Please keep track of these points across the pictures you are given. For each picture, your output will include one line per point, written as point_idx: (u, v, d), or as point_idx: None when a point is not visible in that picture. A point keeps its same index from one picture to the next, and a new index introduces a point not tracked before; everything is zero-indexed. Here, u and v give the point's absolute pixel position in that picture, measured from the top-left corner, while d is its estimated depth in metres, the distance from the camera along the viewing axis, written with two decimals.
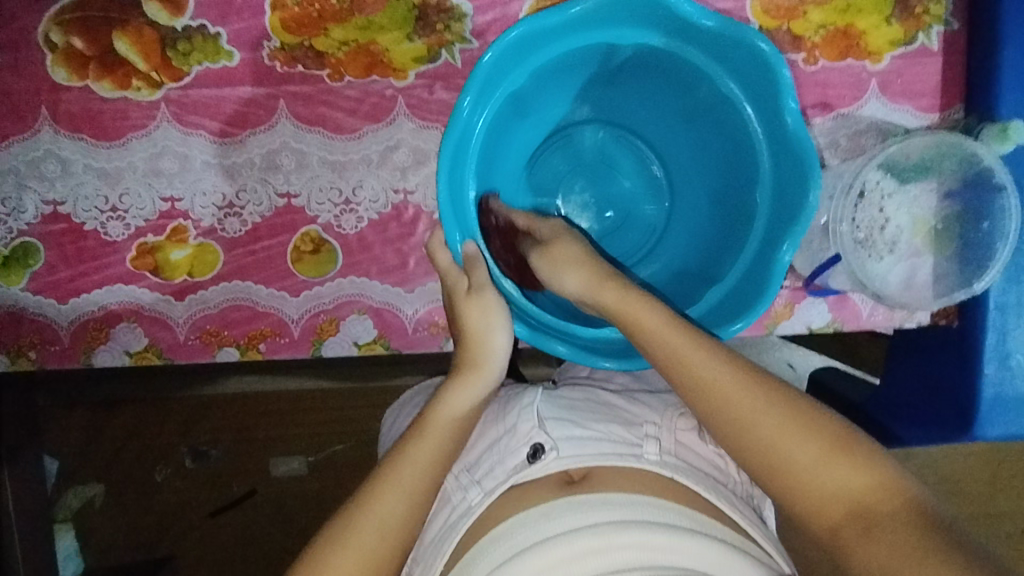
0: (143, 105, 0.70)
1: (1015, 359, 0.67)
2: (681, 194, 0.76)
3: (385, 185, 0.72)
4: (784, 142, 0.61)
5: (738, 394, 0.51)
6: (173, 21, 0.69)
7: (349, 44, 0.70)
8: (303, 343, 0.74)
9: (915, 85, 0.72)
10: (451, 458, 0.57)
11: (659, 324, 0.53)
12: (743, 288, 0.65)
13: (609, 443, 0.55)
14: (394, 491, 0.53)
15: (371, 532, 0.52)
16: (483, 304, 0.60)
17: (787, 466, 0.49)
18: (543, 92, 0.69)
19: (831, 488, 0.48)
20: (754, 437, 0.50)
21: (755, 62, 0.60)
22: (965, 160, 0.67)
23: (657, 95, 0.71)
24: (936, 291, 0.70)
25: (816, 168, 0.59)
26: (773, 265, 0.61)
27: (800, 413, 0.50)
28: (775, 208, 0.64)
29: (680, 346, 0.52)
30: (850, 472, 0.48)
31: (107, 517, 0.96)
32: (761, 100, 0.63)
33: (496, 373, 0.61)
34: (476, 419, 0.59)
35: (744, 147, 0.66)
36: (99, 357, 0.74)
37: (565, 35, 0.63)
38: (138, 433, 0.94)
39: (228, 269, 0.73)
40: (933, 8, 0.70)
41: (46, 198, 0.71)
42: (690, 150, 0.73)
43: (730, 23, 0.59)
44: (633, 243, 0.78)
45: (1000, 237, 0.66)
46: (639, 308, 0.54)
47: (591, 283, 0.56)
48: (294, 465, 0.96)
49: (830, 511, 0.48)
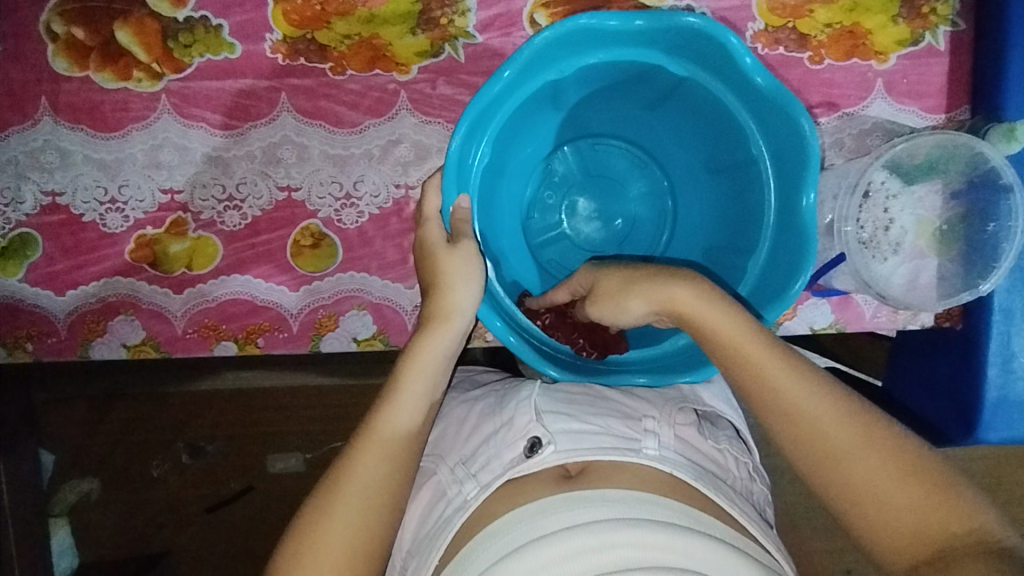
0: (143, 96, 0.69)
1: (1018, 363, 0.66)
2: (678, 167, 0.77)
3: (386, 181, 0.72)
4: (760, 99, 0.61)
5: (830, 418, 0.49)
6: (175, 12, 0.68)
7: (351, 38, 0.69)
8: (302, 337, 0.74)
9: (921, 85, 0.71)
10: (422, 420, 0.56)
11: (735, 335, 0.52)
12: (780, 255, 0.64)
13: (608, 437, 0.54)
14: (376, 452, 0.53)
15: (357, 495, 0.51)
16: (461, 253, 0.60)
17: (855, 484, 0.48)
18: (526, 123, 0.70)
19: (903, 512, 0.46)
20: (825, 446, 0.48)
21: (697, 38, 0.60)
22: (972, 161, 0.66)
23: (620, 93, 0.71)
24: (941, 292, 0.69)
25: (803, 114, 0.58)
26: (802, 214, 0.60)
27: (871, 432, 0.48)
28: (780, 167, 0.63)
29: (768, 366, 0.51)
30: (923, 494, 0.46)
31: (103, 511, 0.95)
32: (719, 71, 0.62)
33: (466, 320, 0.60)
34: (440, 375, 0.58)
35: (728, 126, 0.66)
36: (97, 350, 0.73)
37: (519, 89, 0.63)
38: (136, 426, 0.93)
39: (227, 263, 0.72)
40: (939, 8, 0.70)
41: (45, 189, 0.70)
42: (668, 131, 0.75)
43: (656, 16, 0.59)
44: (653, 234, 0.79)
45: (1006, 238, 0.66)
46: (708, 312, 0.52)
47: (660, 293, 0.53)
48: (291, 462, 0.95)
49: (915, 549, 0.45)
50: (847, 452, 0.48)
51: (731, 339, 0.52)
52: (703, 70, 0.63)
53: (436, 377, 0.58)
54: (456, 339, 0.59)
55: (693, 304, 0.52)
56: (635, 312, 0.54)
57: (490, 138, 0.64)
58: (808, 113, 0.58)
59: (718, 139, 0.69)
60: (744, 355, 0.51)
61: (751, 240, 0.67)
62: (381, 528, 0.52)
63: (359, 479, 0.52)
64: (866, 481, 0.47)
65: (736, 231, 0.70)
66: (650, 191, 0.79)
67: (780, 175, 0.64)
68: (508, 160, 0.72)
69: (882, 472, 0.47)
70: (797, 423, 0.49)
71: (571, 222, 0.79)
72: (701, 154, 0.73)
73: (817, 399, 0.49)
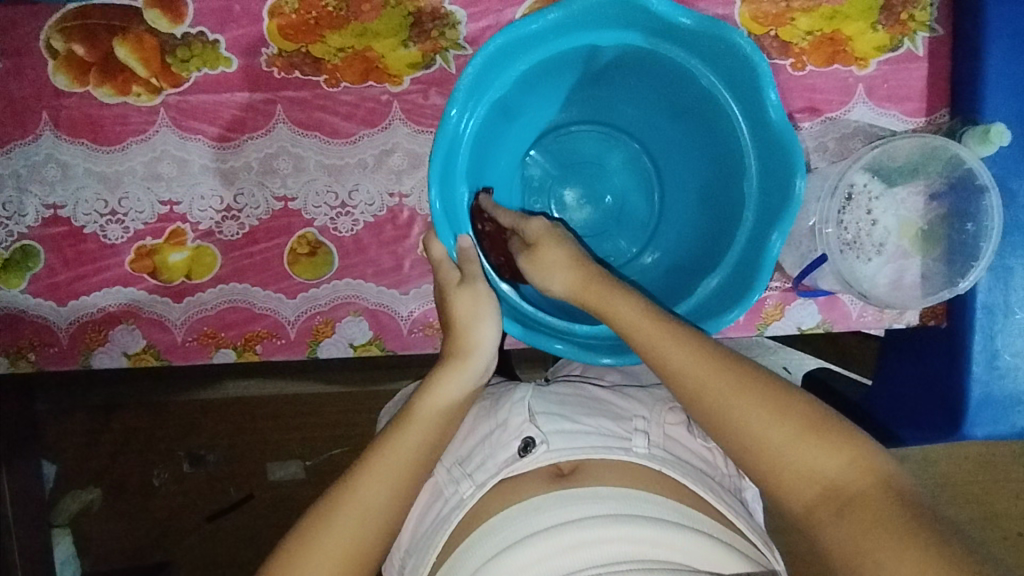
0: (143, 110, 0.71)
1: (1002, 359, 0.68)
2: (643, 127, 0.78)
3: (380, 189, 0.73)
4: (693, 39, 0.63)
5: (711, 376, 0.51)
6: (173, 28, 0.70)
7: (346, 51, 0.71)
8: (300, 344, 0.75)
9: (901, 89, 0.73)
10: (433, 451, 0.57)
11: (639, 318, 0.54)
12: (770, 179, 0.65)
13: (599, 436, 0.55)
14: (381, 477, 0.54)
15: (357, 515, 0.53)
16: (473, 292, 0.60)
17: (760, 448, 0.49)
18: (499, 132, 0.71)
19: (808, 467, 0.48)
20: (727, 416, 0.50)
21: (620, 6, 0.61)
22: (950, 163, 0.68)
23: (563, 84, 0.73)
24: (924, 291, 0.71)
25: (739, 39, 0.59)
26: (780, 138, 0.61)
27: (772, 396, 0.50)
28: (744, 106, 0.65)
29: (654, 337, 0.53)
30: (824, 449, 0.48)
31: (105, 520, 0.96)
32: (653, 31, 0.64)
33: (485, 359, 0.61)
34: (458, 412, 0.59)
35: (682, 79, 0.68)
36: (98, 359, 0.74)
37: (478, 103, 0.65)
38: (137, 435, 0.95)
39: (225, 272, 0.74)
40: (918, 14, 0.72)
41: (46, 202, 0.72)
42: (620, 100, 0.76)
43: (567, 2, 0.60)
44: (646, 198, 0.81)
45: (984, 238, 0.67)
46: (616, 301, 0.55)
47: (575, 283, 0.57)
48: (291, 469, 0.96)
49: (801, 493, 0.48)
50: (752, 418, 0.49)
51: (631, 326, 0.54)
52: (639, 35, 0.65)
53: (450, 414, 0.58)
54: (473, 377, 0.60)
55: (596, 296, 0.56)
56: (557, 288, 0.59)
57: (483, 108, 0.65)
58: (738, 30, 0.60)
59: (673, 93, 0.71)
60: (637, 332, 0.54)
61: (739, 181, 0.68)
62: (377, 538, 0.53)
63: (364, 490, 0.53)
64: (750, 434, 0.49)
65: (722, 181, 0.71)
66: (627, 159, 0.81)
67: (747, 111, 0.65)
68: (491, 172, 0.73)
69: (787, 433, 0.49)
70: (702, 397, 0.51)
71: (564, 215, 0.80)
72: (657, 106, 0.74)
73: (719, 371, 0.51)
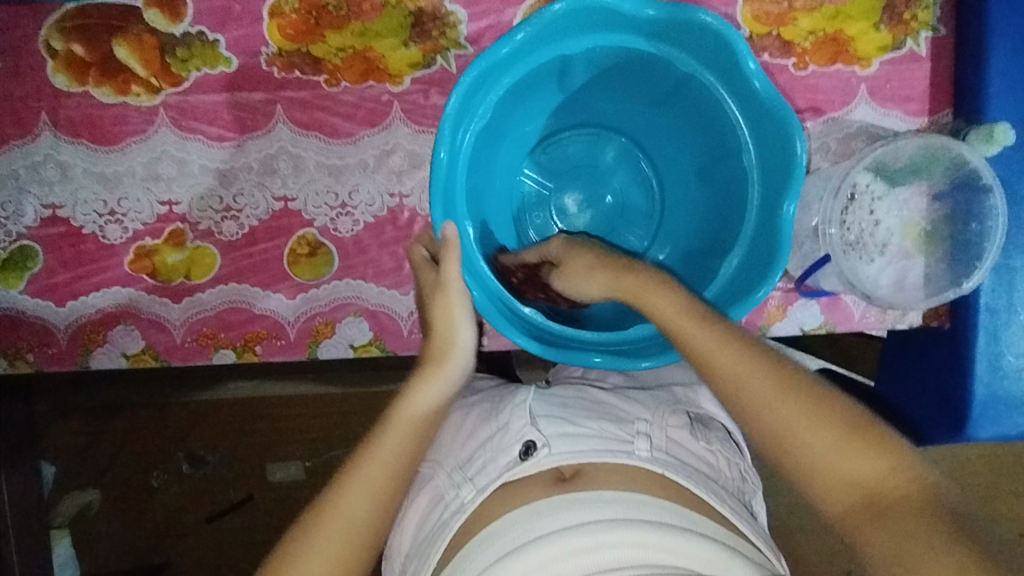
0: (142, 110, 0.71)
1: (1006, 360, 0.67)
2: (629, 123, 0.78)
3: (381, 189, 0.73)
4: (668, 28, 0.62)
5: (757, 377, 0.51)
6: (173, 27, 0.70)
7: (346, 51, 0.71)
8: (300, 344, 0.75)
9: (904, 90, 0.73)
10: (413, 459, 0.56)
11: (676, 314, 0.55)
12: (769, 162, 0.64)
13: (602, 439, 0.55)
14: (359, 491, 0.54)
15: (338, 530, 0.53)
16: (442, 303, 0.60)
17: (801, 452, 0.50)
18: (493, 147, 0.71)
19: (848, 473, 0.48)
20: (768, 420, 0.51)
21: (594, 11, 0.61)
22: (953, 162, 0.67)
23: (549, 96, 0.72)
24: (927, 292, 0.70)
25: (712, 19, 0.59)
26: (780, 118, 0.60)
27: (817, 401, 0.50)
28: (733, 90, 0.64)
29: (695, 337, 0.54)
30: (867, 456, 0.48)
31: (104, 522, 0.96)
32: (632, 27, 0.63)
33: (461, 361, 0.60)
34: (440, 417, 0.58)
35: (666, 72, 0.67)
36: (97, 360, 0.74)
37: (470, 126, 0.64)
38: (136, 437, 0.94)
39: (225, 272, 0.73)
40: (921, 14, 0.71)
41: (46, 203, 0.72)
42: (607, 103, 0.75)
43: (534, 21, 0.59)
44: (644, 193, 0.81)
45: (987, 238, 0.67)
46: (656, 295, 0.56)
47: (610, 281, 0.59)
48: (291, 470, 0.96)
49: (839, 499, 0.48)
50: (793, 422, 0.50)
51: (674, 322, 0.55)
52: (620, 34, 0.64)
53: (427, 422, 0.57)
54: (451, 382, 0.59)
55: (634, 285, 0.57)
56: (593, 292, 0.60)
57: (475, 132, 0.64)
58: (703, 7, 0.59)
59: (659, 87, 0.70)
60: (677, 329, 0.55)
61: (739, 170, 0.67)
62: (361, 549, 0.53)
63: (348, 503, 0.53)
64: (791, 438, 0.50)
65: (722, 171, 0.71)
66: (618, 156, 0.80)
67: (737, 94, 0.64)
68: (490, 186, 0.73)
69: (829, 438, 0.49)
70: (744, 399, 0.52)
71: (565, 221, 0.80)
72: (640, 100, 0.74)
73: (763, 374, 0.51)
